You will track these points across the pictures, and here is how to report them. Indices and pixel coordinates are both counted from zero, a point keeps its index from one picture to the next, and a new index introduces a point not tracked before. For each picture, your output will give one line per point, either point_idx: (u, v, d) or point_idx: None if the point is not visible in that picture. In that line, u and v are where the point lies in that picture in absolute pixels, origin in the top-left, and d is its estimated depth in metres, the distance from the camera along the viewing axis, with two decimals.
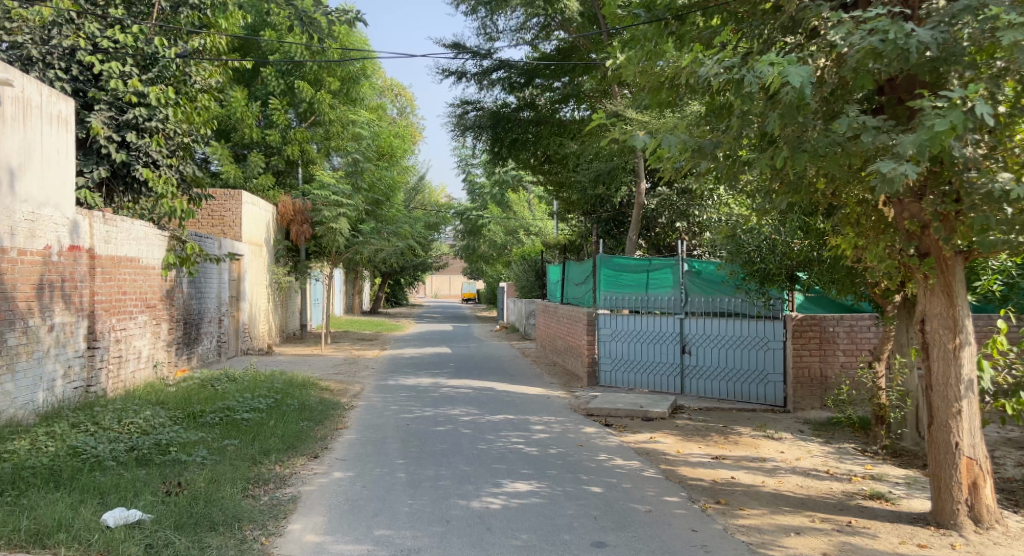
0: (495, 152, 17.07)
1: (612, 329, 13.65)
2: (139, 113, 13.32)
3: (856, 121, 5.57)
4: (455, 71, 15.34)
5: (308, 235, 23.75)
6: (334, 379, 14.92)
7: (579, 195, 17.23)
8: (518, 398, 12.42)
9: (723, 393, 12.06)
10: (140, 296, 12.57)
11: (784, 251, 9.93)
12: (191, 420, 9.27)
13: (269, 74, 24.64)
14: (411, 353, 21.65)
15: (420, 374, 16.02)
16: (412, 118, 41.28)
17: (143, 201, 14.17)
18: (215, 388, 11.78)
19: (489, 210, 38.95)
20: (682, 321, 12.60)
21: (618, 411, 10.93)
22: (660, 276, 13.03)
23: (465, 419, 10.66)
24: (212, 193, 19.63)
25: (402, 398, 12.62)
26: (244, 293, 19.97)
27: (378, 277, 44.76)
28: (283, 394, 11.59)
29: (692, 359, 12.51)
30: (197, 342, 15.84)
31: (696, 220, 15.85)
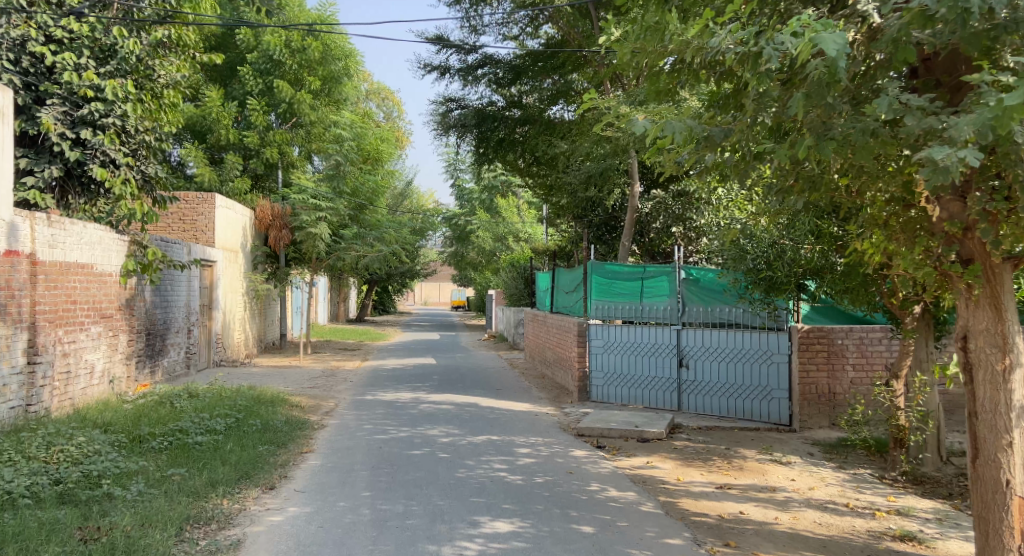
0: (480, 154, 16.14)
1: (603, 340, 12.66)
2: (95, 108, 12.44)
3: (897, 100, 4.63)
4: (438, 66, 14.44)
5: (287, 241, 22.88)
6: (307, 394, 13.97)
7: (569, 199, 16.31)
8: (503, 416, 11.50)
9: (725, 410, 11.12)
10: (92, 306, 11.82)
11: (792, 259, 8.99)
12: (136, 445, 8.32)
13: (246, 73, 23.65)
14: (393, 364, 20.72)
15: (400, 388, 15.07)
16: (399, 121, 40.32)
17: (101, 203, 13.36)
18: (173, 407, 10.85)
19: (477, 216, 38.04)
20: (679, 332, 11.64)
21: (610, 431, 9.99)
22: (656, 284, 12.10)
23: (443, 440, 9.73)
24: (183, 197, 18.74)
25: (377, 416, 11.68)
26: (217, 302, 19.20)
27: (365, 284, 43.80)
28: (246, 413, 10.62)
29: (689, 374, 11.56)
30: (162, 353, 15.03)
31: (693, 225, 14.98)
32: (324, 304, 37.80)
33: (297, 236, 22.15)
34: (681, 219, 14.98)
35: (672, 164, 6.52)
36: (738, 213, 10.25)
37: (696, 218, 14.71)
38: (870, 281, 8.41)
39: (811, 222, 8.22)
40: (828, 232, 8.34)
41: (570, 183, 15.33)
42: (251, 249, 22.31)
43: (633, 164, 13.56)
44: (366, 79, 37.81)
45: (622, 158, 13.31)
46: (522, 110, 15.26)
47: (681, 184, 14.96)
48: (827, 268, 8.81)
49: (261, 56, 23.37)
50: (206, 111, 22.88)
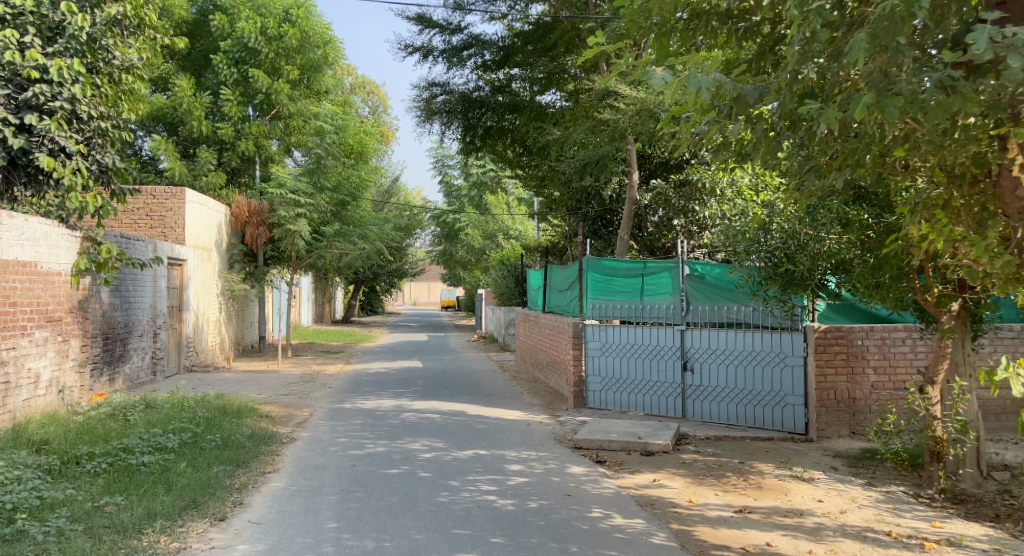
0: (467, 142, 15.04)
1: (601, 341, 11.45)
2: (39, 90, 12.13)
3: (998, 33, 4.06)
4: (419, 48, 13.38)
5: (265, 238, 21.87)
6: (280, 403, 12.89)
7: (563, 190, 15.29)
8: (492, 426, 10.42)
9: (732, 418, 9.82)
10: (37, 308, 11.22)
11: (814, 252, 7.92)
12: (69, 469, 7.29)
13: (219, 62, 22.58)
14: (377, 367, 19.60)
15: (383, 394, 13.96)
16: (385, 116, 39.23)
17: (50, 195, 12.75)
18: (127, 420, 9.81)
19: (466, 212, 37.02)
20: (682, 333, 10.39)
21: (611, 444, 8.66)
22: (657, 281, 10.87)
23: (425, 455, 8.60)
24: (151, 191, 17.73)
25: (353, 427, 10.59)
26: (189, 303, 18.24)
27: (351, 285, 42.73)
28: (206, 426, 9.53)
29: (694, 379, 10.29)
30: (123, 360, 14.30)
31: (696, 218, 13.97)
32: (308, 306, 36.70)
33: (275, 232, 21.22)
34: (683, 211, 13.97)
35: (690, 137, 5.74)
36: (753, 203, 9.24)
37: (700, 208, 13.66)
38: (903, 275, 7.33)
39: (839, 209, 7.32)
40: (857, 221, 7.46)
41: (564, 174, 14.26)
42: (227, 246, 21.20)
43: (632, 153, 12.60)
44: (350, 73, 36.88)
45: (622, 149, 12.34)
46: (511, 96, 14.21)
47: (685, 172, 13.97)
48: (852, 260, 7.75)
49: (235, 44, 22.40)
50: (177, 101, 22.06)
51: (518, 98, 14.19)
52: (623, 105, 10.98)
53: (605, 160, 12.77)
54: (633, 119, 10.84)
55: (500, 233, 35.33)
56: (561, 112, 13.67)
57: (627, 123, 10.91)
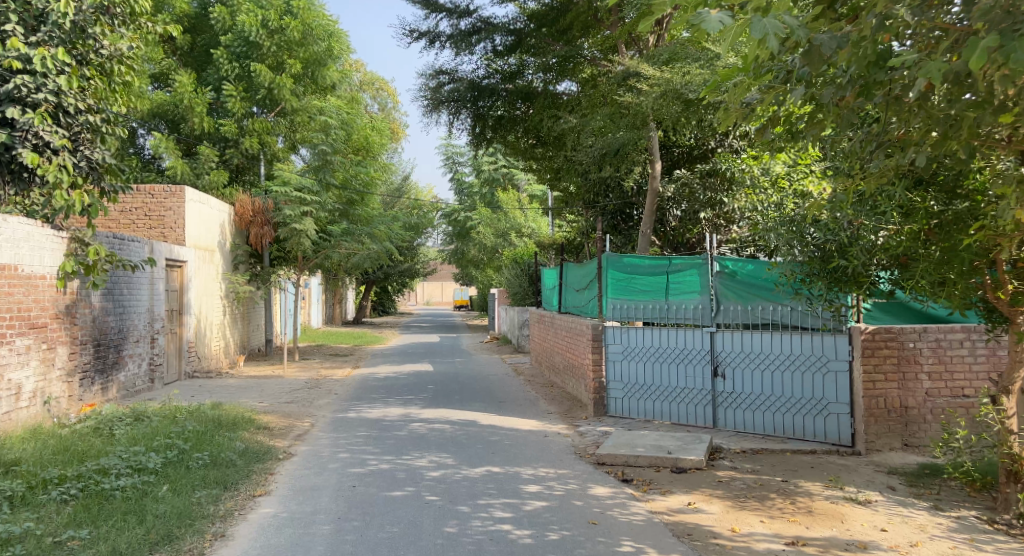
0: (476, 134, 14.13)
1: (623, 345, 10.54)
2: (20, 81, 11.55)
3: None
4: (426, 33, 12.55)
5: (270, 238, 21.10)
6: (280, 413, 12.09)
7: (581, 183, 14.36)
8: (507, 438, 9.55)
9: (769, 428, 8.88)
10: (18, 314, 10.47)
11: (869, 245, 7.01)
12: (34, 494, 6.49)
13: (220, 57, 22.02)
14: (385, 371, 18.75)
15: (390, 402, 13.14)
16: (394, 113, 38.51)
17: (34, 193, 12.14)
18: (111, 435, 9.03)
19: (478, 211, 36.14)
20: (711, 336, 9.46)
21: (637, 460, 7.72)
22: (683, 279, 9.98)
23: (432, 474, 7.74)
24: (149, 189, 17.02)
25: (356, 440, 9.75)
26: (189, 306, 17.51)
27: (363, 286, 42.03)
28: (195, 441, 8.72)
29: (726, 385, 9.32)
30: (116, 367, 13.54)
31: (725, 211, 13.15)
32: (318, 307, 35.97)
33: (280, 232, 20.42)
34: (711, 204, 13.10)
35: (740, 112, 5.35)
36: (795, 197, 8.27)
37: (728, 202, 12.81)
38: (972, 269, 6.43)
39: (902, 195, 6.32)
40: (923, 208, 6.43)
41: (583, 164, 13.34)
42: (230, 247, 20.45)
43: (655, 140, 11.72)
44: (358, 69, 36.20)
45: (644, 141, 11.39)
46: (524, 84, 13.35)
47: (712, 163, 13.12)
48: (913, 256, 6.72)
49: (236, 38, 21.76)
50: (178, 97, 21.60)
51: (530, 86, 13.31)
52: (645, 88, 10.13)
53: (628, 150, 11.83)
54: (657, 102, 10.01)
55: (513, 230, 33.98)
56: (578, 99, 12.68)
57: (652, 107, 10.08)
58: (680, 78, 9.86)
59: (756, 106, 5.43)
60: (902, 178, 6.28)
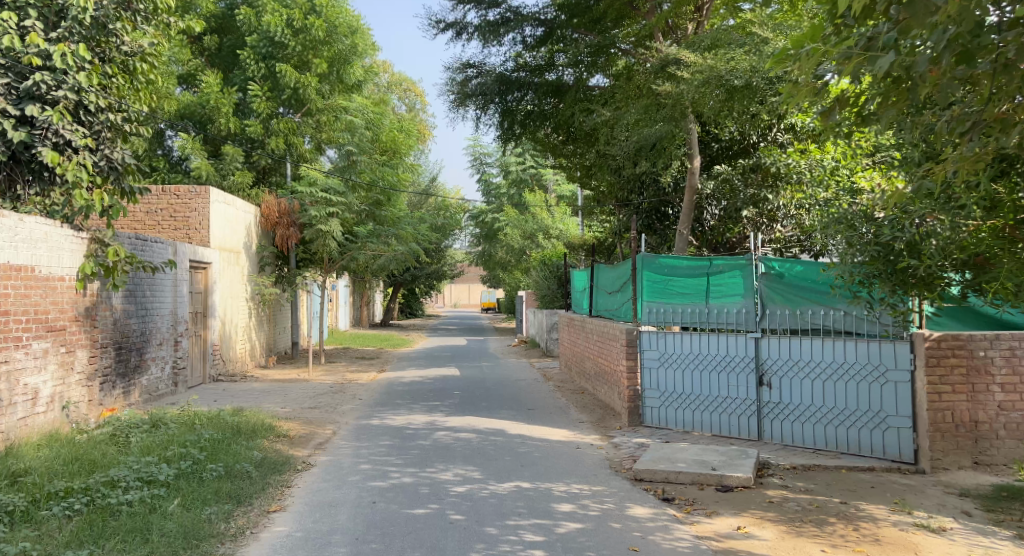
0: (504, 130, 13.69)
1: (659, 351, 9.99)
2: (40, 77, 11.27)
3: None
4: (452, 24, 12.13)
5: (295, 240, 20.78)
6: (302, 419, 11.73)
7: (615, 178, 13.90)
8: (537, 450, 9.07)
9: (819, 441, 8.30)
10: (35, 316, 10.15)
11: (943, 243, 6.47)
12: (38, 509, 6.13)
13: (246, 58, 21.95)
14: (410, 375, 18.35)
15: (415, 408, 12.72)
16: (422, 114, 38.23)
17: (55, 192, 11.90)
18: (125, 443, 8.70)
19: (505, 212, 35.72)
20: (756, 342, 8.89)
21: (679, 476, 7.20)
22: (724, 282, 9.47)
23: (457, 490, 7.28)
24: (174, 190, 16.82)
25: (378, 450, 9.33)
26: (214, 308, 17.27)
27: (390, 288, 41.85)
28: (210, 450, 8.35)
29: (771, 395, 8.76)
30: (138, 371, 13.26)
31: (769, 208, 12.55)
32: (346, 308, 35.75)
33: (306, 234, 20.12)
34: (754, 201, 12.48)
35: (810, 86, 5.23)
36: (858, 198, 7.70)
37: (773, 198, 12.31)
38: None
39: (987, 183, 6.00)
40: None
41: (617, 160, 12.86)
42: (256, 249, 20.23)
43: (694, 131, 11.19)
44: (386, 70, 36.03)
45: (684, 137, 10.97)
46: (553, 79, 12.91)
47: (756, 157, 12.54)
48: (995, 254, 6.34)
49: (261, 38, 21.65)
50: (206, 97, 21.53)
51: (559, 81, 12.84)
52: (685, 76, 9.78)
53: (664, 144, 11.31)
54: (698, 90, 9.66)
55: (541, 233, 33.23)
56: (611, 91, 12.15)
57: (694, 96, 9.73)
58: (724, 65, 9.53)
59: (827, 84, 5.35)
60: (989, 165, 5.96)
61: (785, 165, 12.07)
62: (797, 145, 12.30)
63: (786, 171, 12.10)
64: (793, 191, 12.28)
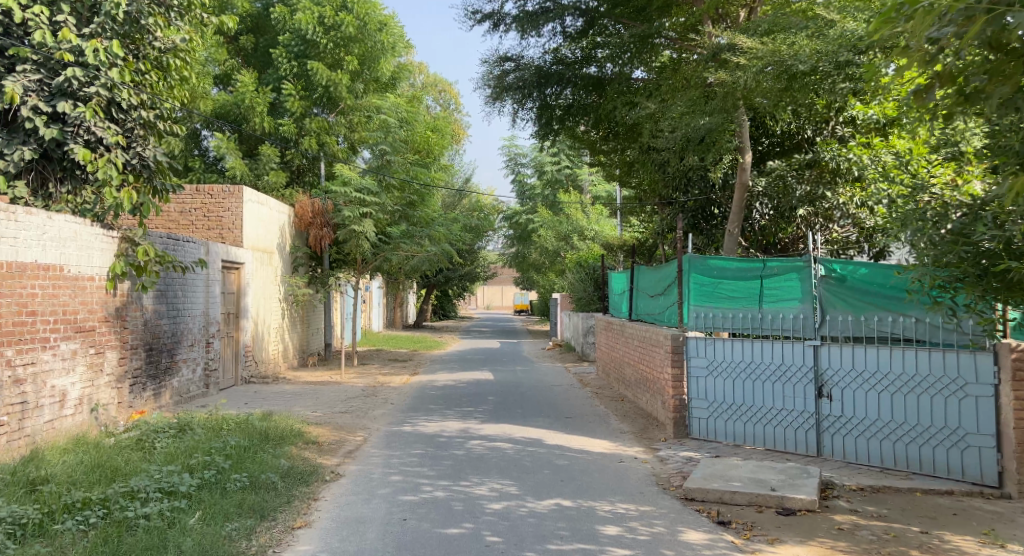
0: (542, 125, 13.24)
1: (708, 358, 9.53)
2: (72, 74, 11.01)
3: None
4: (490, 15, 11.72)
5: (329, 240, 20.50)
6: (332, 425, 11.41)
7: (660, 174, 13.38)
8: (577, 463, 8.63)
9: (887, 458, 7.74)
10: (63, 317, 9.87)
11: None
12: (52, 522, 5.84)
13: (279, 56, 21.93)
14: (444, 379, 17.96)
15: (448, 414, 12.35)
16: (456, 114, 37.95)
17: (86, 190, 11.70)
18: (149, 449, 8.43)
19: (539, 213, 35.31)
20: (816, 350, 8.39)
21: (734, 497, 6.70)
22: (778, 285, 8.95)
23: (493, 507, 6.85)
24: (208, 189, 16.58)
25: (410, 460, 8.95)
26: (247, 309, 17.08)
27: (423, 289, 41.67)
28: (236, 458, 8.03)
29: (833, 408, 8.22)
30: (169, 372, 13.04)
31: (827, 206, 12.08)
32: (379, 310, 35.58)
33: (339, 234, 19.85)
34: (811, 199, 11.99)
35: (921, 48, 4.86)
36: (932, 194, 7.12)
37: (831, 194, 11.83)
38: None
39: None
40: None
41: (662, 154, 12.34)
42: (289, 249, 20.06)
43: (744, 126, 10.80)
44: (421, 71, 35.85)
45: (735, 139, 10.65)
46: (593, 72, 12.44)
47: (813, 152, 12.03)
48: None
49: (293, 37, 21.61)
50: (240, 97, 21.46)
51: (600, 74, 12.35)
52: (742, 63, 9.36)
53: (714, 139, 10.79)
54: (759, 78, 9.19)
55: (575, 234, 32.02)
56: (656, 83, 11.62)
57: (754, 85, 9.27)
58: (788, 51, 9.04)
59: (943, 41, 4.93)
60: None
61: (845, 161, 11.52)
62: (859, 138, 11.60)
63: (847, 168, 11.60)
64: (853, 186, 11.78)
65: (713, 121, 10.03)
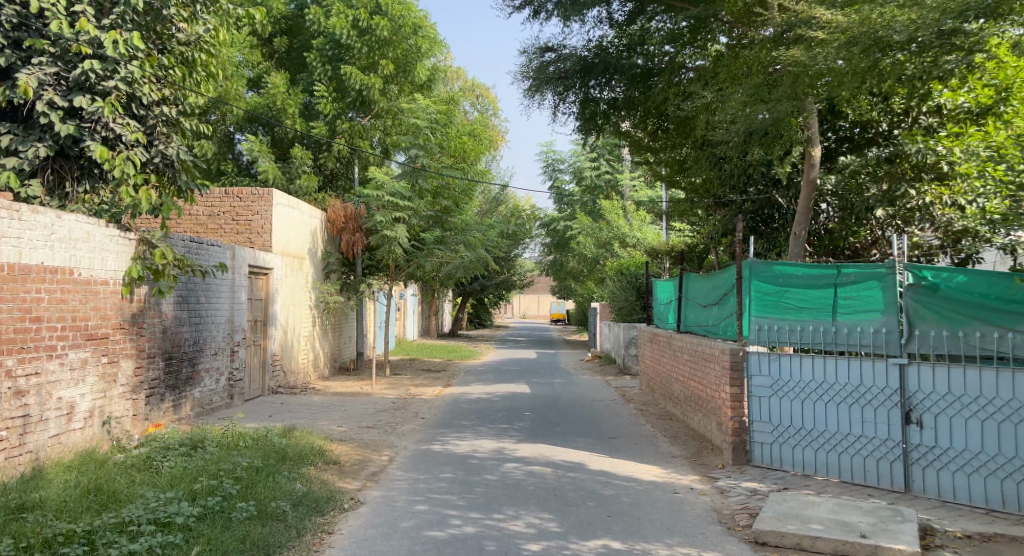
0: (586, 120, 12.33)
1: (771, 377, 8.75)
2: (89, 67, 10.26)
3: None
4: (530, 1, 10.89)
5: (362, 245, 19.90)
6: (357, 442, 10.68)
7: (717, 170, 12.35)
8: (626, 493, 7.76)
9: (993, 498, 6.78)
10: (72, 323, 9.18)
11: None
12: None
13: (313, 60, 21.48)
14: (478, 391, 17.11)
15: (482, 431, 11.55)
16: (494, 120, 37.28)
17: (105, 190, 10.95)
18: (154, 471, 7.72)
19: (578, 220, 34.40)
20: (902, 370, 7.47)
21: (817, 542, 5.79)
22: (856, 296, 8.06)
23: (531, 548, 6.00)
24: (237, 192, 15.97)
25: (438, 486, 8.15)
26: (275, 317, 16.44)
27: (458, 297, 40.96)
28: (247, 484, 7.31)
29: (925, 438, 7.27)
30: (190, 383, 12.38)
31: (909, 207, 11.34)
32: (414, 318, 34.97)
33: (372, 239, 19.20)
34: (890, 198, 11.28)
35: None
36: None
37: (913, 192, 11.09)
38: None
39: None
40: None
41: (721, 148, 11.36)
42: (321, 255, 19.47)
43: (814, 120, 9.91)
44: (458, 76, 35.25)
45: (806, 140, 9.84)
46: (643, 58, 11.52)
47: (892, 147, 11.38)
48: None
49: (328, 40, 21.31)
50: (272, 99, 20.95)
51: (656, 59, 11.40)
52: (822, 38, 8.49)
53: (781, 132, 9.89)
54: (840, 55, 8.32)
55: (617, 241, 30.76)
56: (714, 70, 10.63)
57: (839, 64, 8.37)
58: (881, 22, 7.96)
59: None
60: None
61: (931, 154, 10.79)
62: (949, 129, 10.84)
63: (934, 163, 10.85)
64: (939, 185, 11.01)
65: (779, 108, 9.23)
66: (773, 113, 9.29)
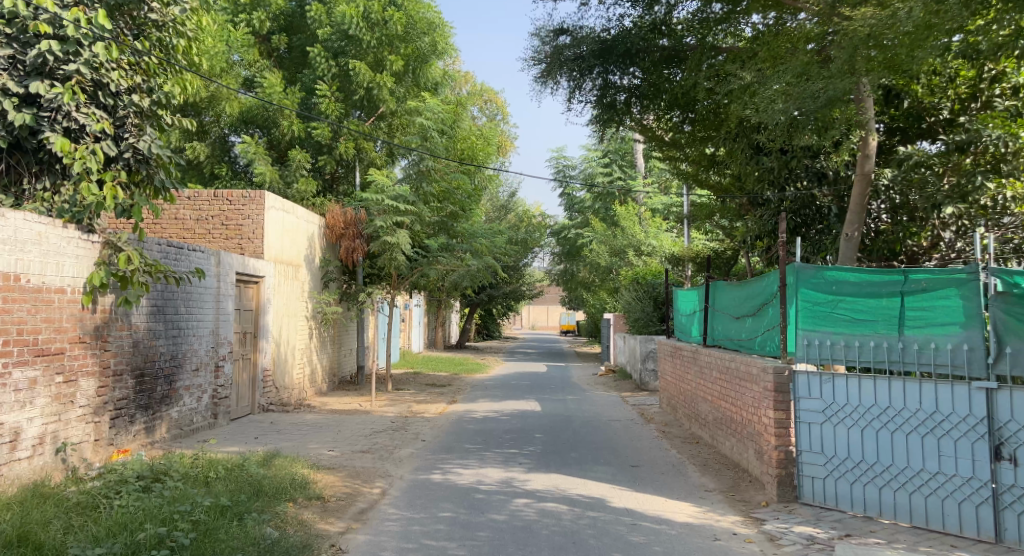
0: (605, 110, 11.60)
1: (824, 402, 7.54)
2: (47, 48, 9.12)
3: None
4: None
5: (361, 253, 18.68)
6: (347, 471, 9.47)
7: (754, 164, 11.37)
8: (657, 540, 6.53)
9: None
10: (17, 337, 8.03)
11: None
12: None
13: (317, 55, 20.17)
14: (484, 409, 15.88)
15: (488, 457, 10.33)
16: (504, 126, 36.22)
17: (67, 188, 9.68)
18: (97, 514, 6.54)
19: (592, 227, 33.40)
20: (989, 395, 6.27)
21: None
22: (927, 306, 6.85)
23: None
24: (226, 195, 14.81)
25: (436, 529, 6.94)
26: (267, 329, 15.27)
27: (465, 308, 39.80)
28: (203, 531, 6.12)
29: (1021, 478, 6.05)
30: (167, 402, 11.22)
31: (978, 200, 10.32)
32: (419, 330, 33.83)
33: (372, 246, 18.00)
34: (962, 193, 10.20)
35: None
36: None
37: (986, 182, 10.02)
38: None
39: None
40: None
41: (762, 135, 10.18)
42: (319, 263, 18.29)
43: (867, 102, 8.87)
44: (467, 81, 34.22)
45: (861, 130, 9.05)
46: (670, 38, 10.85)
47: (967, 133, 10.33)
48: None
49: (334, 32, 20.03)
50: (268, 99, 19.86)
51: (683, 36, 10.77)
52: None
53: (834, 116, 8.93)
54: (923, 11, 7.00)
55: (632, 249, 29.56)
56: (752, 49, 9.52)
57: (914, 24, 7.08)
58: None
59: None
60: None
61: (1011, 142, 10.11)
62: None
63: (1014, 153, 10.16)
64: (1009, 181, 10.28)
65: (836, 85, 8.14)
66: (828, 91, 8.17)
